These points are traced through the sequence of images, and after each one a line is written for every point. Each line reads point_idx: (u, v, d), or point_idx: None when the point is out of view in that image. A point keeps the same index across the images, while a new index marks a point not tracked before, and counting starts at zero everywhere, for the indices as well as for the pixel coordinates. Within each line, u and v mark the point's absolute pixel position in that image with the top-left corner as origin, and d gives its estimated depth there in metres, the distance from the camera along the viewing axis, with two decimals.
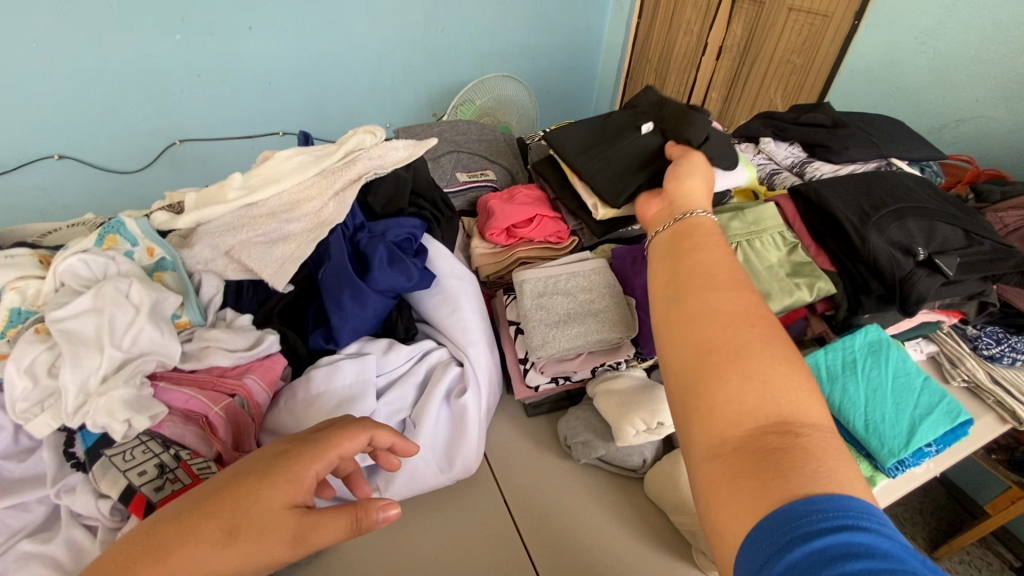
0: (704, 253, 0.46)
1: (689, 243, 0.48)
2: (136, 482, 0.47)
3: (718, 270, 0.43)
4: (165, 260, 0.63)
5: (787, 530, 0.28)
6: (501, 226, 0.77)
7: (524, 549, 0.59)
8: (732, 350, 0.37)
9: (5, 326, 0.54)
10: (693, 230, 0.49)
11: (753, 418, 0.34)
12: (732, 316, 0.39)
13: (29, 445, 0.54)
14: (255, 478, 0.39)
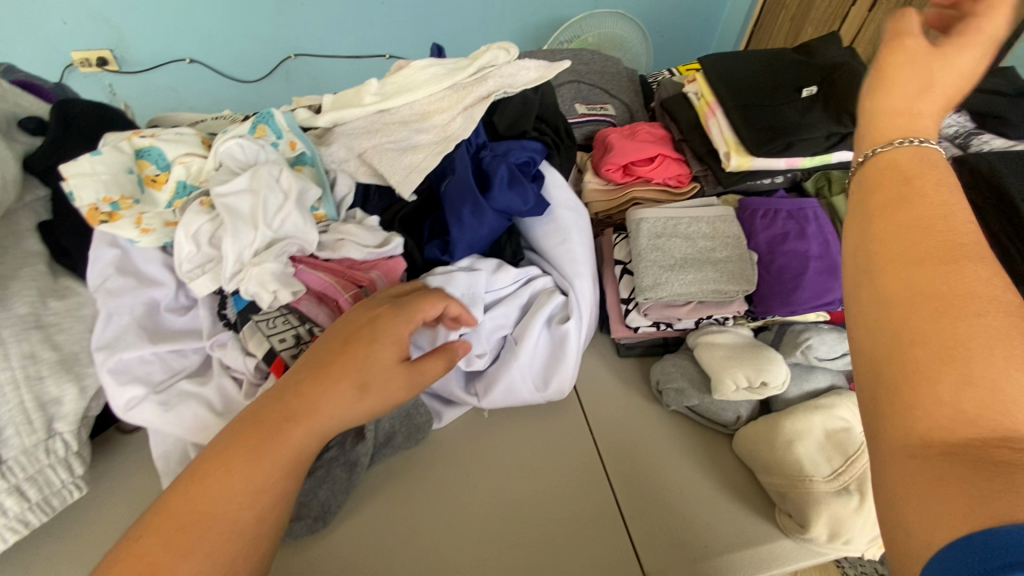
0: (920, 193, 0.30)
1: (899, 185, 0.31)
2: (277, 347, 0.54)
3: (944, 225, 0.29)
4: (304, 154, 0.66)
5: (1019, 556, 0.20)
6: (619, 162, 0.74)
7: (605, 478, 0.61)
8: (944, 355, 0.25)
9: (173, 197, 0.60)
10: (901, 168, 0.32)
11: (971, 422, 0.24)
12: (955, 299, 0.26)
13: (187, 303, 0.61)
14: (356, 340, 0.43)
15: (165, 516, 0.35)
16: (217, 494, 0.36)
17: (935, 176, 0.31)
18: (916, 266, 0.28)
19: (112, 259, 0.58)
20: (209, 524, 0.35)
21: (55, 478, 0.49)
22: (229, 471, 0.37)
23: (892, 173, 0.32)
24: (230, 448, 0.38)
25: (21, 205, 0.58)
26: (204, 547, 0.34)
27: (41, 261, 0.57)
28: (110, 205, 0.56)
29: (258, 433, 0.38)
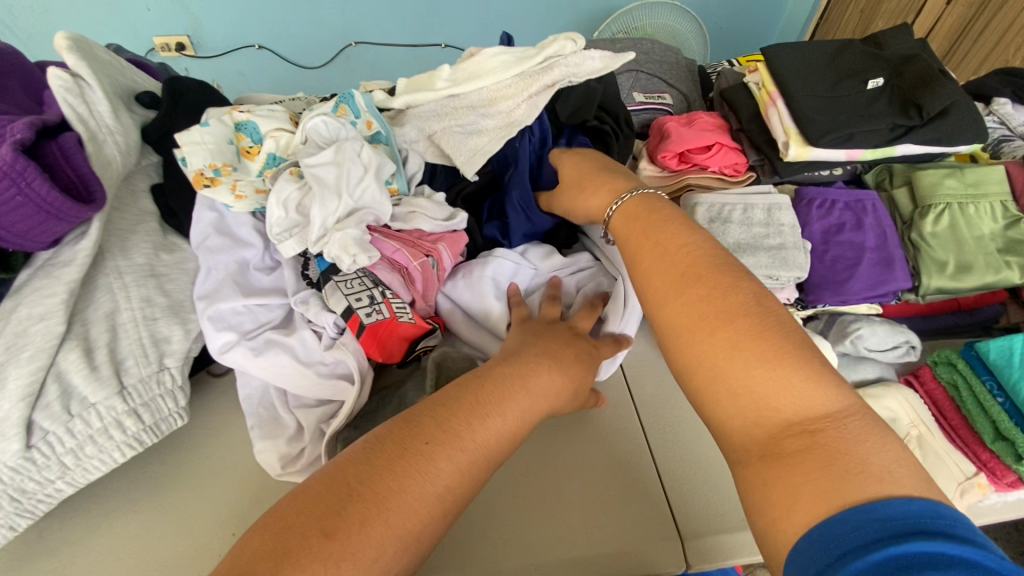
0: (645, 244, 0.49)
1: (633, 246, 0.50)
2: (354, 305, 0.60)
3: (655, 270, 0.46)
4: (379, 134, 0.71)
5: (842, 544, 0.30)
6: (675, 149, 0.75)
7: (649, 455, 0.63)
8: (709, 376, 0.40)
9: (263, 167, 0.66)
10: (631, 233, 0.51)
11: (764, 426, 0.37)
12: (708, 324, 0.41)
13: (272, 263, 0.67)
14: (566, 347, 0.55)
15: (418, 427, 0.42)
16: (467, 426, 0.43)
17: (641, 228, 0.51)
18: (658, 307, 0.44)
19: (210, 221, 0.65)
20: (468, 446, 0.42)
21: (164, 407, 0.56)
22: (477, 412, 0.44)
23: (627, 230, 0.52)
24: (467, 393, 0.45)
25: (137, 169, 0.66)
26: (454, 463, 0.41)
27: (153, 218, 0.64)
28: (214, 171, 0.63)
29: (493, 388, 0.46)
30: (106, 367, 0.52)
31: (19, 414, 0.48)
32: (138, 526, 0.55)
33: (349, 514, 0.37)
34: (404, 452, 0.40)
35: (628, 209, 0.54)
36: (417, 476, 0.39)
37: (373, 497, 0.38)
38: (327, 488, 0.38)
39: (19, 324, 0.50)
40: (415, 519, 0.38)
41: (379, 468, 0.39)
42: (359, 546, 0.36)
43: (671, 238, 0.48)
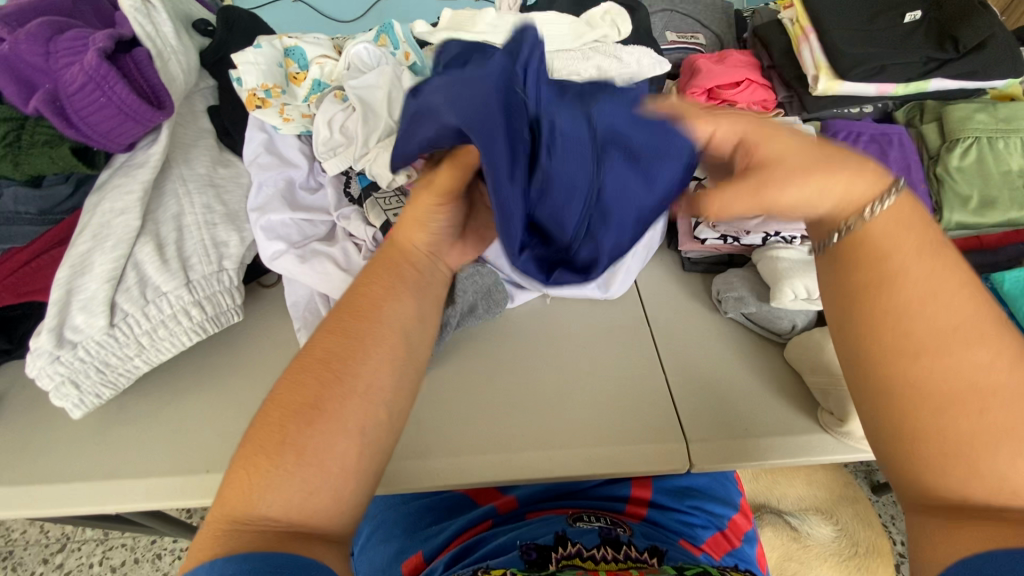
0: (881, 270, 0.36)
1: (882, 266, 0.36)
2: (393, 220, 0.64)
3: (915, 303, 0.35)
4: (416, 66, 0.73)
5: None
6: (705, 85, 0.76)
7: (671, 403, 0.64)
8: (960, 452, 0.33)
9: (309, 93, 0.70)
10: (875, 237, 0.37)
11: (987, 496, 0.33)
12: (963, 399, 0.33)
13: (316, 184, 0.72)
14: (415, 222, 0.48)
15: (332, 339, 0.42)
16: (372, 329, 0.43)
17: (910, 245, 0.36)
18: (892, 363, 0.35)
19: (261, 141, 0.69)
20: (377, 325, 0.43)
21: (225, 302, 0.62)
22: (372, 319, 0.44)
23: (866, 244, 0.37)
24: (358, 296, 0.45)
25: (195, 91, 0.71)
26: (377, 362, 0.42)
27: (210, 137, 0.70)
28: (265, 91, 0.67)
29: (373, 296, 0.45)
30: (175, 261, 0.59)
31: (105, 294, 0.55)
32: (202, 406, 0.62)
33: (302, 427, 0.38)
34: (329, 360, 0.41)
35: (883, 237, 0.37)
36: (345, 381, 0.41)
37: (314, 403, 0.39)
38: (275, 406, 0.40)
39: (103, 216, 0.57)
40: (364, 420, 0.40)
41: (310, 375, 0.41)
42: (319, 442, 0.38)
43: (933, 261, 0.36)
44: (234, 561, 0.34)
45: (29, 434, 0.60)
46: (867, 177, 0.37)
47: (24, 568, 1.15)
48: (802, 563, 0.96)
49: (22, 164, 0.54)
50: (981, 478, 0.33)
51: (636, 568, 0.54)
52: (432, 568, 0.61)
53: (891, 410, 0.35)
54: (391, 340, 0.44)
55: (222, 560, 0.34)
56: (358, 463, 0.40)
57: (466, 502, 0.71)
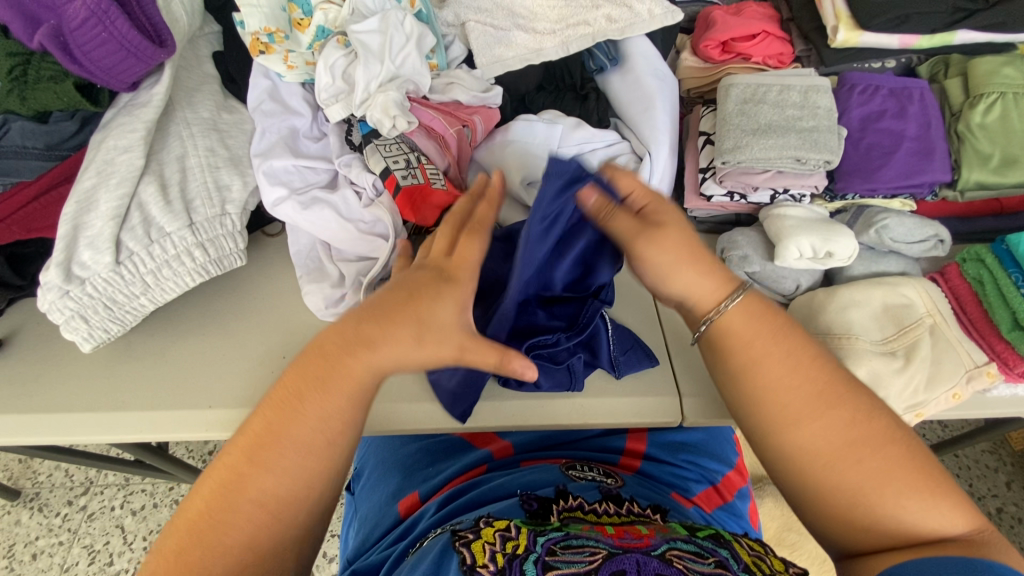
0: (744, 355, 0.46)
1: (746, 358, 0.46)
2: (391, 167, 0.64)
3: (780, 382, 0.44)
4: (421, 12, 0.70)
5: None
6: (719, 38, 0.73)
7: (667, 361, 0.64)
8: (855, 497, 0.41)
9: (313, 40, 0.68)
10: (734, 325, 0.46)
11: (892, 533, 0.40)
12: (840, 457, 0.42)
13: (319, 133, 0.71)
14: (367, 340, 0.42)
15: (238, 464, 0.41)
16: (279, 456, 0.41)
17: (758, 338, 0.46)
18: (785, 432, 0.43)
19: (265, 88, 0.69)
20: (288, 437, 0.41)
21: (227, 246, 0.63)
22: (281, 444, 0.41)
23: (729, 339, 0.47)
24: (276, 400, 0.42)
25: (200, 35, 0.71)
26: (283, 483, 0.41)
27: (215, 83, 0.70)
28: (268, 36, 0.66)
29: (289, 417, 0.42)
30: (178, 202, 0.60)
31: (110, 231, 0.56)
32: (205, 347, 0.64)
33: (196, 553, 0.39)
34: (231, 485, 0.40)
35: (737, 322, 0.46)
36: (256, 504, 0.40)
37: (211, 532, 0.39)
38: (182, 527, 0.40)
39: (107, 153, 0.58)
40: (262, 539, 0.40)
41: (210, 501, 0.40)
42: (225, 569, 0.39)
43: (784, 347, 0.45)
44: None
45: (43, 366, 0.62)
46: (711, 279, 0.47)
47: (51, 508, 1.21)
48: (801, 533, 0.94)
49: (29, 99, 0.55)
50: (882, 519, 0.41)
51: (639, 522, 0.52)
52: (424, 512, 0.63)
53: (801, 478, 0.43)
54: (300, 458, 0.41)
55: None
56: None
57: (463, 446, 0.73)
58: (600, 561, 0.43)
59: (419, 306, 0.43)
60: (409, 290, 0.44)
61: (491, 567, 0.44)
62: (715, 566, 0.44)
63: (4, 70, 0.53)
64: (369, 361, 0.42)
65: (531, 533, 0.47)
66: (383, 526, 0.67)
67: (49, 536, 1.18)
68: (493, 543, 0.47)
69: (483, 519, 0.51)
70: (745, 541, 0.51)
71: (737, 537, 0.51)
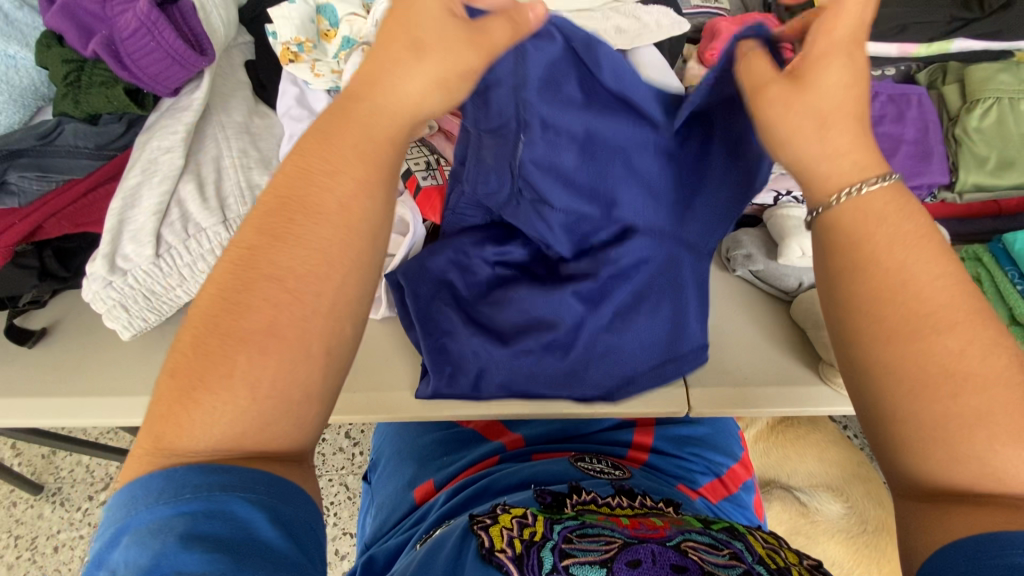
0: (867, 252, 0.36)
1: (864, 249, 0.36)
2: (413, 168, 0.67)
3: (914, 284, 0.35)
4: None
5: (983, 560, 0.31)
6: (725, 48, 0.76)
7: None
8: (950, 429, 0.33)
9: (338, 49, 0.71)
10: (867, 212, 0.37)
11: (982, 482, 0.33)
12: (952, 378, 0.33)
13: None
14: (365, 79, 0.38)
15: (262, 221, 0.36)
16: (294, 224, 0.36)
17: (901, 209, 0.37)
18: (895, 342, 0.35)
19: (293, 94, 0.72)
20: (301, 223, 0.36)
21: None
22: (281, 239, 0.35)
23: (859, 227, 0.37)
24: (281, 183, 0.37)
25: (234, 45, 0.76)
26: (298, 256, 0.35)
27: (247, 90, 0.75)
28: (298, 46, 0.70)
29: (305, 179, 0.36)
30: (213, 199, 0.64)
31: (152, 226, 0.61)
32: None
33: (214, 346, 0.34)
34: (254, 247, 0.35)
35: (874, 209, 0.37)
36: (275, 282, 0.35)
37: (232, 322, 0.34)
38: (200, 318, 0.35)
39: (151, 153, 0.63)
40: (269, 351, 0.34)
41: (230, 276, 0.35)
42: (243, 362, 0.33)
43: (929, 249, 0.36)
44: (170, 475, 0.32)
45: (83, 353, 0.66)
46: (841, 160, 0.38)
47: (72, 502, 1.24)
48: (808, 537, 0.96)
49: (81, 103, 0.59)
50: (974, 462, 0.33)
51: (652, 513, 0.54)
52: (435, 501, 0.66)
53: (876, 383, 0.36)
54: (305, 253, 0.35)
55: (143, 478, 0.33)
56: (264, 420, 0.34)
57: (475, 437, 0.76)
58: (614, 551, 0.45)
59: (391, 57, 0.38)
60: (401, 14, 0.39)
61: (510, 552, 0.47)
62: (729, 558, 0.45)
63: (60, 75, 0.58)
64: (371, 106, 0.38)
65: (547, 521, 0.50)
66: (398, 512, 0.70)
67: (69, 529, 1.22)
68: (510, 528, 0.49)
69: (500, 506, 0.53)
70: (758, 534, 0.52)
71: (752, 530, 0.52)
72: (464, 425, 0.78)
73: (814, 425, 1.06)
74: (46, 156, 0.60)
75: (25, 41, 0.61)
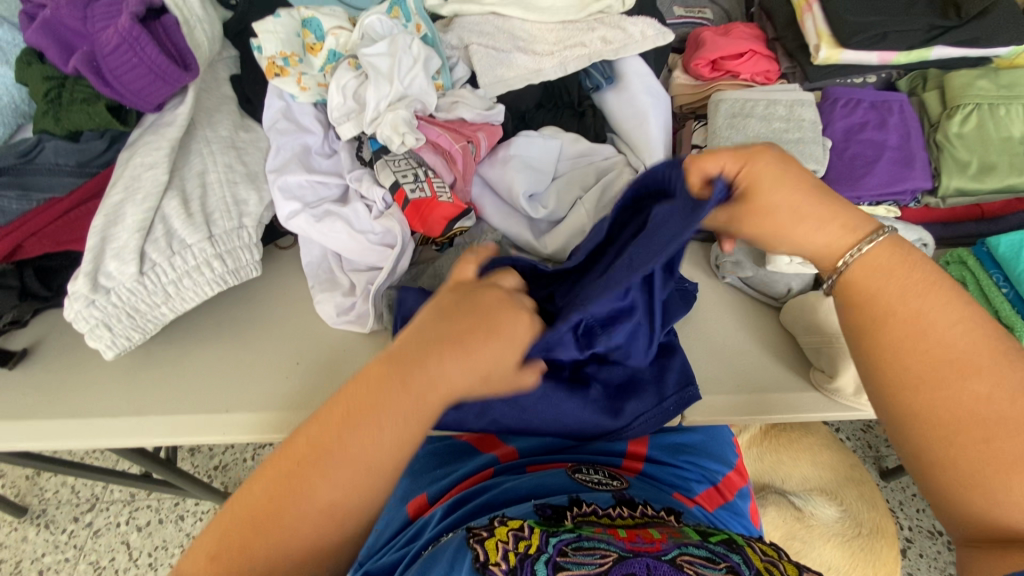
0: (878, 311, 0.45)
1: (871, 311, 0.46)
2: (401, 181, 0.67)
3: (934, 337, 0.43)
4: (427, 37, 0.74)
5: None
6: (709, 57, 0.76)
7: None
8: (981, 478, 0.40)
9: (324, 63, 0.72)
10: (871, 274, 0.46)
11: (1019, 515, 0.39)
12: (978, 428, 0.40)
13: (331, 150, 0.73)
14: (422, 359, 0.43)
15: (339, 430, 0.41)
16: (374, 434, 0.41)
17: (890, 280, 0.46)
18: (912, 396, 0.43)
19: (279, 108, 0.72)
20: (391, 420, 0.41)
21: (244, 257, 0.66)
22: (343, 446, 0.41)
23: (867, 294, 0.46)
24: (374, 385, 0.42)
25: (218, 59, 0.76)
26: (376, 455, 0.41)
27: (232, 104, 0.74)
28: (283, 60, 0.70)
29: (362, 412, 0.41)
30: (198, 216, 0.63)
31: (135, 243, 0.60)
32: (222, 355, 0.67)
33: (286, 512, 0.40)
34: (318, 454, 0.40)
35: (880, 265, 0.46)
36: (351, 471, 0.40)
37: (297, 491, 0.40)
38: (271, 476, 0.41)
39: (134, 170, 0.62)
40: (324, 525, 0.41)
41: (297, 466, 0.40)
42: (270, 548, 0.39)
43: (935, 298, 0.44)
44: None
45: (66, 374, 0.65)
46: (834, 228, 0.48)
47: (57, 525, 1.22)
48: (805, 542, 0.95)
49: (62, 120, 0.59)
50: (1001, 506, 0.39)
51: (652, 524, 0.53)
52: (430, 519, 0.64)
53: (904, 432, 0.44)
54: (350, 471, 0.40)
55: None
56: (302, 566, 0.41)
57: (470, 450, 0.75)
58: (610, 564, 0.45)
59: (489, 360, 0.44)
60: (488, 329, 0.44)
61: (504, 565, 0.46)
62: (727, 571, 0.44)
63: (42, 93, 0.58)
64: (436, 370, 0.42)
65: (544, 533, 0.49)
66: (392, 528, 0.69)
67: (55, 552, 1.19)
68: (506, 541, 0.48)
69: (499, 517, 0.52)
70: (757, 546, 0.51)
71: (749, 542, 0.52)
72: (457, 436, 0.78)
73: (806, 429, 1.06)
74: (27, 174, 0.60)
75: (6, 59, 0.61)
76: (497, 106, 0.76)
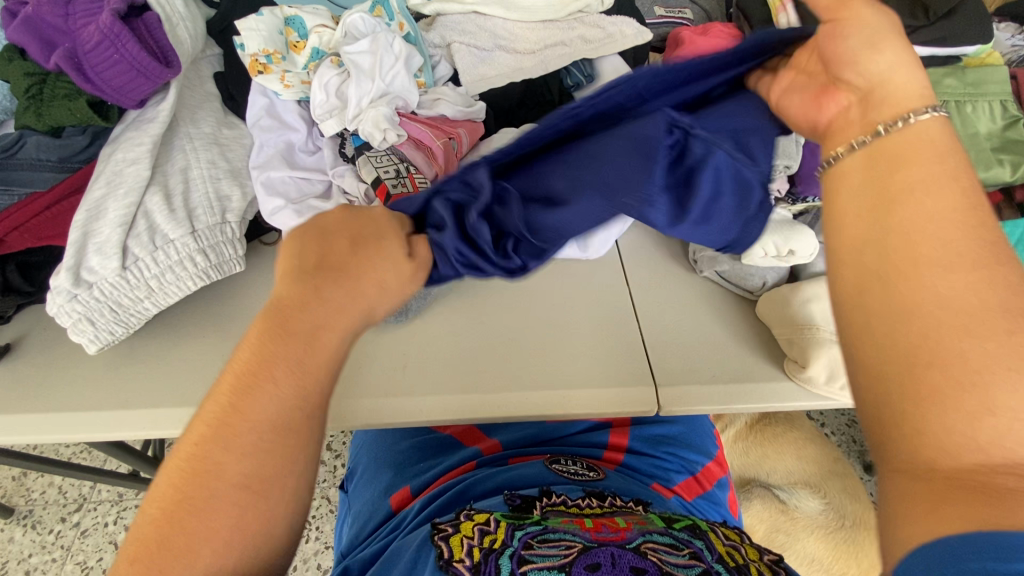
0: (895, 184, 0.35)
1: (894, 179, 0.35)
2: (382, 176, 0.68)
3: (939, 229, 0.33)
4: (409, 35, 0.75)
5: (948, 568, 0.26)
6: (686, 55, 0.78)
7: (645, 355, 0.68)
8: (945, 363, 0.30)
9: (308, 60, 0.72)
10: (898, 151, 0.36)
11: (984, 451, 0.28)
12: (973, 317, 0.30)
13: (314, 146, 0.74)
14: (303, 298, 0.39)
15: (263, 348, 0.37)
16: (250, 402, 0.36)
17: (944, 161, 0.35)
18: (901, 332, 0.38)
19: (262, 105, 0.73)
20: (302, 339, 0.38)
21: (227, 252, 0.67)
22: (244, 417, 0.36)
23: (893, 162, 0.36)
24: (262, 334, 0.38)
25: (202, 57, 0.77)
26: (265, 412, 0.37)
27: (216, 101, 0.75)
28: (266, 57, 0.70)
29: (264, 361, 0.37)
30: (181, 211, 0.63)
31: (117, 237, 0.60)
32: (206, 349, 0.67)
33: (195, 492, 0.35)
34: (256, 372, 0.37)
35: (928, 139, 0.36)
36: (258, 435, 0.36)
37: (203, 477, 0.35)
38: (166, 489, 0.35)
39: (116, 166, 0.63)
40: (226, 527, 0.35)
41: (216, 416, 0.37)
42: (225, 476, 0.35)
43: (951, 192, 0.34)
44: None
45: (49, 368, 0.65)
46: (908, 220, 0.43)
47: (44, 525, 1.21)
48: (788, 534, 0.96)
49: (44, 115, 0.59)
50: (992, 413, 0.29)
51: (618, 513, 0.54)
52: (410, 510, 0.65)
53: (890, 306, 0.33)
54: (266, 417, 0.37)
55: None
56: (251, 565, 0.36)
57: (453, 443, 0.76)
58: (574, 555, 0.45)
59: (362, 263, 0.41)
60: (352, 235, 0.42)
61: (467, 561, 0.47)
62: (689, 557, 0.45)
63: (22, 89, 0.58)
64: (327, 304, 0.39)
65: (509, 528, 0.50)
66: (375, 520, 0.69)
67: (42, 553, 1.18)
68: (471, 537, 0.49)
69: (464, 513, 0.54)
70: (720, 532, 0.53)
71: (713, 527, 0.54)
72: (441, 430, 0.79)
73: (791, 422, 1.05)
74: (8, 169, 0.61)
75: None
76: (478, 103, 0.77)
